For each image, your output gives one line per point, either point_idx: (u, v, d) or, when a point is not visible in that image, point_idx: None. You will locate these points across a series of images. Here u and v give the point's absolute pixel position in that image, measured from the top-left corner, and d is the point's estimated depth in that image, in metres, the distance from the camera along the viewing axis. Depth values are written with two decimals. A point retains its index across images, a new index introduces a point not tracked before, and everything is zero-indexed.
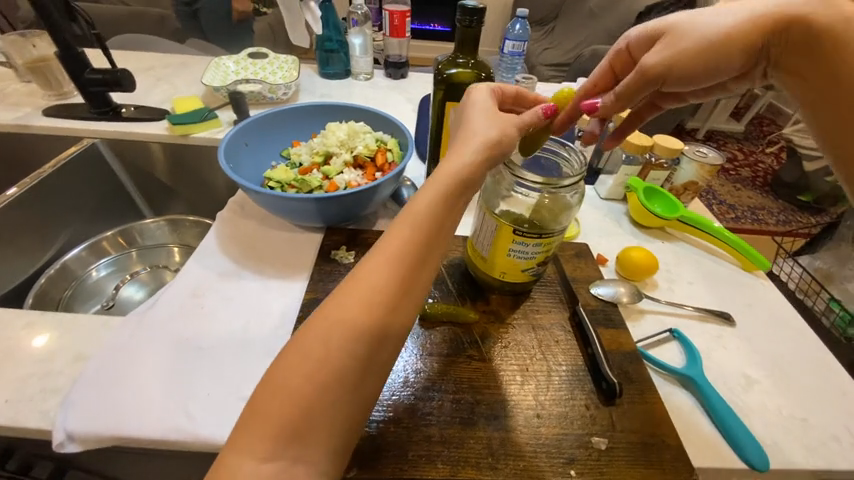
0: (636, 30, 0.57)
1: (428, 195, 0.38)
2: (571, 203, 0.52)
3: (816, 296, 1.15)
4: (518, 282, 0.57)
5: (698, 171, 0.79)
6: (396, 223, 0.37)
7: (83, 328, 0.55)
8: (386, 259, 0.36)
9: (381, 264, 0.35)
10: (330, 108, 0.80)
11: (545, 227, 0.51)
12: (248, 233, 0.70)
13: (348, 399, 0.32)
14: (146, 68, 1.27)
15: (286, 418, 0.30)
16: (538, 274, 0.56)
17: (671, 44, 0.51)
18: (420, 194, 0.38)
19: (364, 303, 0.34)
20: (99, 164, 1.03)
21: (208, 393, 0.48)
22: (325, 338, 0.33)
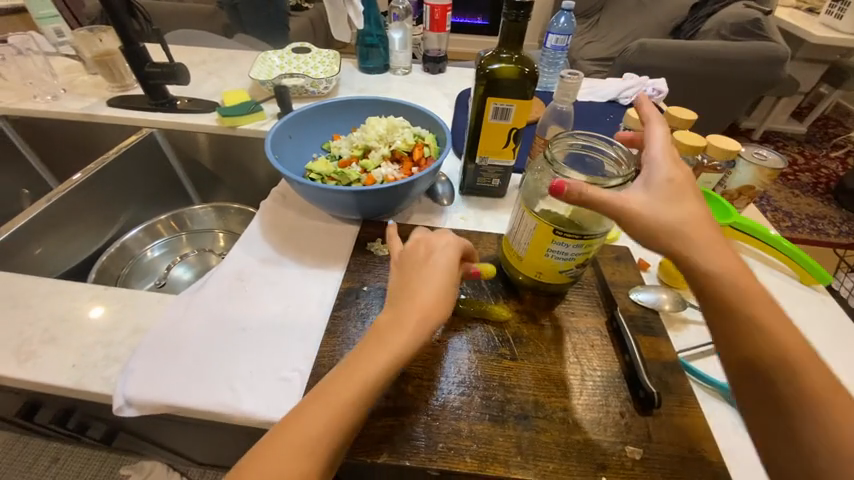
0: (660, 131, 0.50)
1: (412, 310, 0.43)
2: None
3: None
4: (553, 283, 0.56)
5: (756, 175, 0.73)
6: (387, 328, 0.42)
7: (140, 303, 0.60)
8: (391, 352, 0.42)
9: (368, 365, 0.41)
10: (370, 103, 0.81)
11: (588, 229, 0.49)
12: (289, 222, 0.73)
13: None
14: (198, 61, 1.34)
15: None
16: (575, 275, 0.55)
17: (677, 198, 0.43)
18: (432, 281, 0.45)
19: (347, 402, 0.39)
20: (154, 152, 1.10)
21: (250, 372, 0.51)
22: (301, 439, 0.37)
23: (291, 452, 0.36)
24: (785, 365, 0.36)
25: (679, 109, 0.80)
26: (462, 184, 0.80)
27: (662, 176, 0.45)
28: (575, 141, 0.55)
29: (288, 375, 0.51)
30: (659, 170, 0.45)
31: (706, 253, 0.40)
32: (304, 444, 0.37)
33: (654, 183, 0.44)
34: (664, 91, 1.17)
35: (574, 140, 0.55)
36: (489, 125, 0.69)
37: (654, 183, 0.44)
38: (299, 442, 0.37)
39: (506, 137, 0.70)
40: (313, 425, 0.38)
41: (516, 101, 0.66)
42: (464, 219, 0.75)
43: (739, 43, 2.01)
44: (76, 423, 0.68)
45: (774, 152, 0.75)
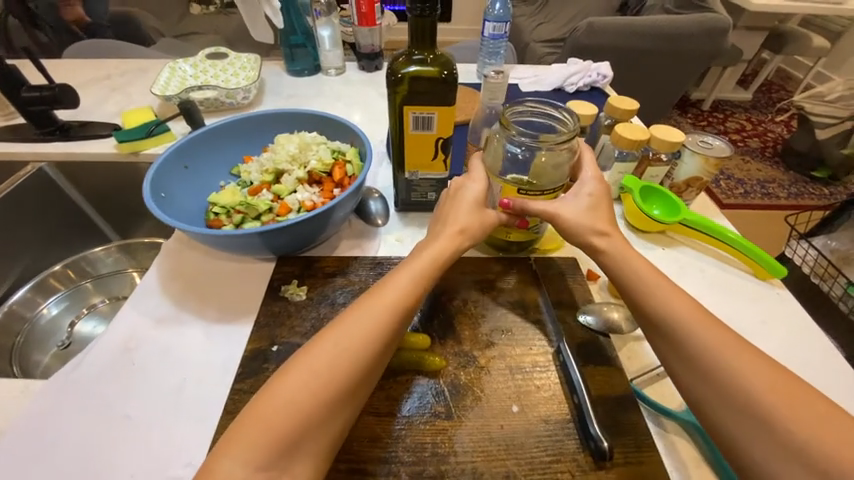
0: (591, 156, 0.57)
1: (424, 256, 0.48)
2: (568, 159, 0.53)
3: (833, 281, 1.06)
4: (524, 240, 0.59)
5: (701, 166, 0.69)
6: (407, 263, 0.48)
7: (1, 395, 0.49)
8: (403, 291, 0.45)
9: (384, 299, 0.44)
10: (281, 116, 0.71)
11: (546, 187, 0.53)
12: (193, 268, 0.62)
13: (316, 437, 0.36)
14: (100, 77, 1.18)
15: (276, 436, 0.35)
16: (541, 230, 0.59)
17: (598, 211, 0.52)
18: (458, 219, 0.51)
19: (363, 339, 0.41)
20: (50, 189, 0.95)
21: (130, 475, 0.42)
22: (342, 344, 0.40)
23: (327, 361, 0.39)
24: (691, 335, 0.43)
25: (622, 99, 0.75)
26: (395, 200, 0.72)
27: (587, 190, 0.54)
28: (526, 107, 0.54)
29: (178, 473, 0.42)
30: (583, 186, 0.54)
31: (622, 257, 0.50)
32: (342, 350, 0.40)
33: (579, 196, 0.53)
34: (609, 75, 1.12)
35: (525, 105, 0.54)
36: (412, 137, 0.61)
37: (580, 196, 0.53)
38: (338, 347, 0.40)
39: (434, 148, 0.62)
40: (352, 334, 0.41)
41: (438, 108, 0.57)
42: (399, 242, 0.67)
43: (683, 17, 2.00)
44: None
45: (721, 139, 0.71)
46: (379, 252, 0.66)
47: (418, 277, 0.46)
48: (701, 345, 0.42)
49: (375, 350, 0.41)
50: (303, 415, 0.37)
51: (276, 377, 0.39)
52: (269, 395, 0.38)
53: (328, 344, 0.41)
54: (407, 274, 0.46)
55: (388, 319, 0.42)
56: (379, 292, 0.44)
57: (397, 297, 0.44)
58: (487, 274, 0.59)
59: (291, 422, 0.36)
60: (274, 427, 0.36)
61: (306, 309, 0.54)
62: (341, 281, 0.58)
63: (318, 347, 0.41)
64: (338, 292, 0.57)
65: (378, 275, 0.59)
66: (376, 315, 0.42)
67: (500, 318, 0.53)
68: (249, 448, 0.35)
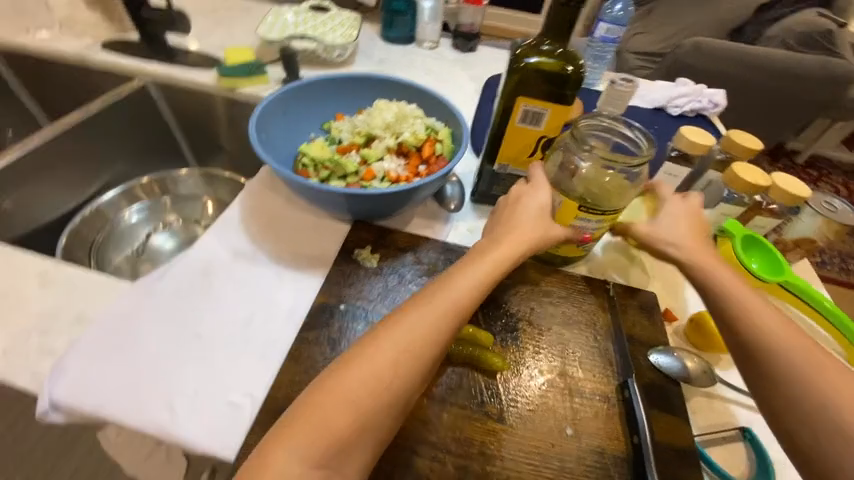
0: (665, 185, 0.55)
1: (487, 263, 0.45)
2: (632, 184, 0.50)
3: None
4: (571, 255, 0.57)
5: (820, 228, 0.62)
6: (465, 266, 0.45)
7: (92, 286, 0.53)
8: (464, 297, 0.43)
9: (441, 304, 0.42)
10: (381, 82, 0.70)
11: (610, 207, 0.50)
12: (272, 211, 0.64)
13: (369, 435, 0.37)
14: (208, 9, 1.22)
15: (334, 427, 0.36)
16: (589, 249, 0.57)
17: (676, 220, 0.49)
18: (519, 233, 0.48)
19: (423, 342, 0.40)
20: (148, 106, 1.00)
21: (194, 391, 0.44)
22: (399, 346, 0.39)
23: (384, 361, 0.38)
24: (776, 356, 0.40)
25: (743, 136, 0.68)
26: (474, 189, 0.70)
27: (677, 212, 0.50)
28: (596, 122, 0.51)
29: (237, 399, 0.44)
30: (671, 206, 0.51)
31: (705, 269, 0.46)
32: (396, 352, 0.39)
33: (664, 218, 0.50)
34: (720, 105, 1.03)
35: (596, 120, 0.51)
36: (515, 129, 0.58)
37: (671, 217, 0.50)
38: (395, 348, 0.39)
39: (533, 145, 0.59)
40: (406, 337, 0.40)
41: (552, 105, 0.54)
42: (470, 232, 0.66)
43: (807, 58, 1.79)
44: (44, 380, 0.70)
45: (847, 203, 0.63)
46: (450, 237, 0.65)
47: (480, 281, 0.44)
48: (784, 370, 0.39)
49: (427, 356, 0.40)
50: (357, 415, 0.36)
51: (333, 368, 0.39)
52: (329, 385, 0.37)
53: (386, 344, 0.39)
54: (468, 277, 0.44)
55: (445, 325, 0.41)
56: (430, 299, 0.42)
57: (459, 301, 0.42)
58: (559, 286, 0.57)
59: (350, 418, 0.36)
60: (334, 420, 0.36)
61: (374, 277, 0.54)
62: (411, 258, 0.58)
63: (376, 342, 0.40)
64: (407, 267, 0.57)
65: (447, 259, 0.59)
66: (436, 317, 0.41)
67: (564, 335, 0.51)
68: (312, 437, 0.35)
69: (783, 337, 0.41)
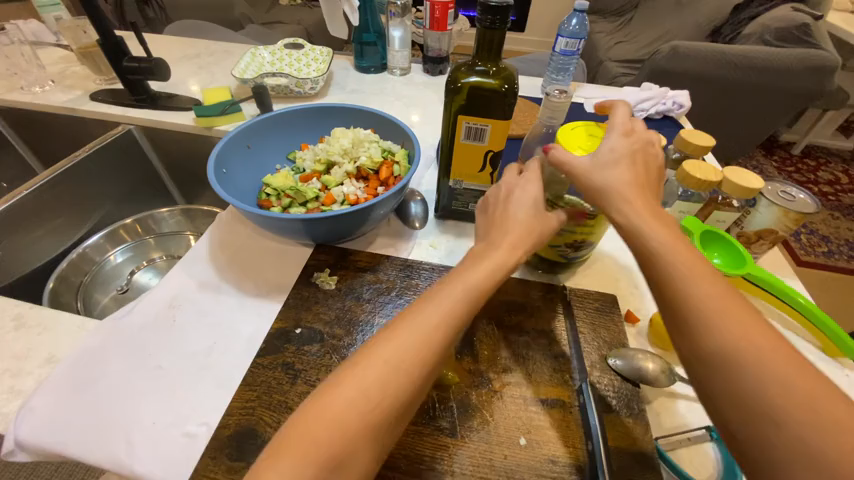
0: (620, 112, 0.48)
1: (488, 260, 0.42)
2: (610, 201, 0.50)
3: None
4: (550, 255, 0.59)
5: (780, 218, 0.62)
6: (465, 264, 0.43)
7: (62, 327, 0.55)
8: (465, 302, 0.40)
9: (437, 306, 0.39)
10: (340, 111, 0.73)
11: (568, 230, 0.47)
12: (239, 241, 0.67)
13: (365, 450, 0.34)
14: (192, 55, 1.30)
15: (327, 447, 0.33)
16: (569, 254, 0.58)
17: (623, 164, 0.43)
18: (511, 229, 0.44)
19: (420, 352, 0.37)
20: (134, 149, 1.05)
21: (153, 421, 0.45)
22: (395, 358, 0.36)
23: (378, 377, 0.36)
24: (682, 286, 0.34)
25: (699, 133, 0.68)
26: (436, 205, 0.72)
27: (610, 144, 0.44)
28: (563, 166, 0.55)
29: (193, 429, 0.44)
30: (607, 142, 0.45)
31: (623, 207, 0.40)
32: (390, 365, 0.36)
33: (599, 153, 0.43)
34: (687, 105, 1.03)
35: None
36: (462, 146, 0.60)
37: (615, 146, 0.44)
38: (384, 363, 0.36)
39: (483, 160, 0.61)
40: (399, 348, 0.37)
41: (493, 121, 0.56)
42: (433, 248, 0.67)
43: (781, 51, 1.80)
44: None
45: (806, 193, 0.63)
46: (411, 255, 0.66)
47: (479, 287, 0.40)
48: (696, 302, 0.33)
49: (420, 366, 0.37)
50: (347, 437, 0.33)
51: (320, 391, 0.36)
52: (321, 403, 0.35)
53: (384, 353, 0.37)
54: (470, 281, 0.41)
55: (445, 333, 0.38)
56: (426, 306, 0.40)
57: (458, 309, 0.39)
58: (518, 295, 0.57)
59: (340, 439, 0.33)
60: (324, 446, 0.33)
61: (332, 299, 0.56)
62: (370, 277, 0.59)
63: (374, 351, 0.37)
64: (365, 287, 0.58)
65: (406, 278, 0.60)
66: (435, 321, 0.38)
67: (518, 343, 0.52)
68: (301, 464, 0.32)
69: (684, 259, 0.35)
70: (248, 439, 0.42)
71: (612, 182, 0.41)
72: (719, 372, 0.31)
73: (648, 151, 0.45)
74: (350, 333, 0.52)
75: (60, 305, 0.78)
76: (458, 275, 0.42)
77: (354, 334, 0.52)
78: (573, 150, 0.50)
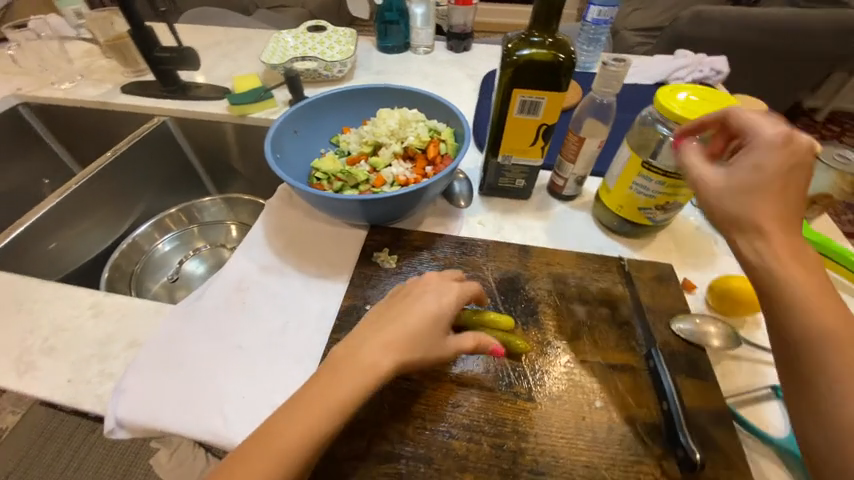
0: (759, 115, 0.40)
1: (378, 342, 0.42)
2: None
3: None
4: (633, 219, 0.62)
5: (837, 182, 0.61)
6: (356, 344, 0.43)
7: (137, 312, 0.57)
8: (354, 389, 0.39)
9: (331, 393, 0.39)
10: (383, 92, 0.73)
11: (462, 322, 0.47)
12: (292, 225, 0.68)
13: None
14: (212, 43, 1.29)
15: None
16: (654, 219, 0.61)
17: (764, 187, 0.37)
18: (400, 311, 0.44)
19: (306, 434, 0.37)
20: (168, 141, 1.06)
21: (243, 397, 0.47)
22: (289, 438, 0.37)
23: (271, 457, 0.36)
24: (796, 336, 0.34)
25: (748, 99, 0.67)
26: (482, 183, 0.72)
27: (756, 159, 0.38)
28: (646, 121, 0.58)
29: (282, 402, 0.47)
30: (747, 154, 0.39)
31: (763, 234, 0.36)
32: (284, 448, 0.37)
33: (734, 173, 0.39)
34: (724, 72, 1.00)
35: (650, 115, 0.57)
36: (515, 121, 0.60)
37: (760, 163, 0.37)
38: (354, 376, 0.40)
39: (535, 134, 0.61)
40: (367, 363, 0.40)
41: (548, 93, 0.56)
42: (482, 225, 0.68)
43: (809, 12, 1.72)
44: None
45: None
46: (462, 233, 0.67)
47: (374, 370, 0.40)
48: (824, 364, 0.33)
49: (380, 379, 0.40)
50: None
51: (295, 398, 0.40)
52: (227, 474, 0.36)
53: (281, 432, 0.38)
54: (374, 358, 0.40)
55: (334, 419, 0.38)
56: (395, 321, 0.43)
57: (354, 388, 0.39)
58: (573, 268, 0.59)
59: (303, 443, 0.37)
60: (289, 445, 0.37)
61: (395, 277, 0.58)
62: (428, 255, 0.61)
63: (272, 427, 0.38)
64: (425, 264, 0.59)
65: (462, 254, 0.61)
66: (327, 407, 0.38)
67: (580, 314, 0.53)
68: None
69: (812, 311, 0.34)
70: None
71: (747, 211, 0.37)
72: (825, 435, 0.32)
73: (807, 158, 0.37)
74: None
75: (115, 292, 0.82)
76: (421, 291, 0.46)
77: None
78: (675, 111, 0.51)
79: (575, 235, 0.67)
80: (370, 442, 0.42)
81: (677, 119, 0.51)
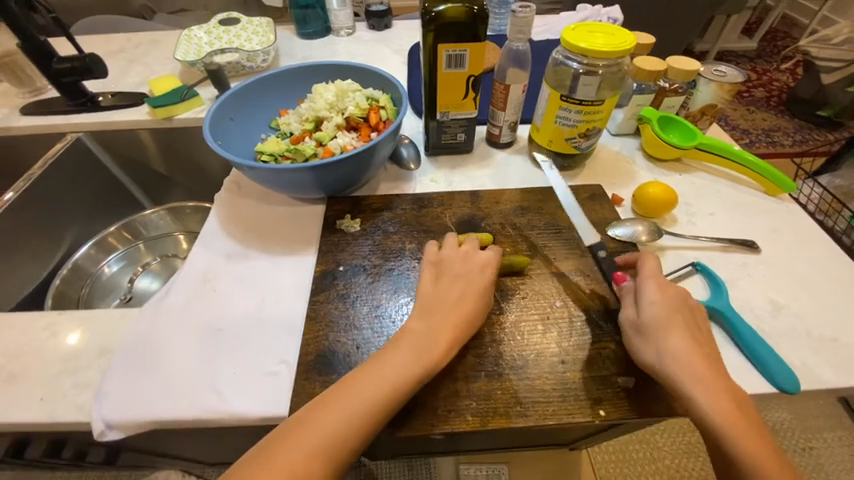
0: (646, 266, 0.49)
1: (460, 301, 0.47)
2: (606, 88, 0.62)
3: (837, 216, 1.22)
4: (562, 150, 0.70)
5: (716, 92, 0.73)
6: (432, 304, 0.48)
7: (102, 322, 0.55)
8: (439, 348, 0.44)
9: (422, 344, 0.44)
10: (314, 69, 0.74)
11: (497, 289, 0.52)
12: (248, 212, 0.68)
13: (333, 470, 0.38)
14: (116, 50, 1.19)
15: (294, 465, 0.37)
16: (579, 147, 0.68)
17: (669, 323, 0.44)
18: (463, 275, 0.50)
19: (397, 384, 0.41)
20: (87, 159, 0.99)
21: (234, 372, 0.48)
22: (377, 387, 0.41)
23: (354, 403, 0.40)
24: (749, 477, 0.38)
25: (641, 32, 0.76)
26: (426, 144, 0.76)
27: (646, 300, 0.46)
28: (556, 61, 0.64)
29: (275, 368, 0.48)
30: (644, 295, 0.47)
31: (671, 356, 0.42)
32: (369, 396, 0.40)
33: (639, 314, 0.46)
34: (620, 19, 1.10)
35: (558, 55, 0.64)
36: (445, 76, 0.65)
37: (650, 303, 0.46)
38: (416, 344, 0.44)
39: (465, 86, 0.66)
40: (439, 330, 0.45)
41: (470, 45, 0.61)
42: (434, 181, 0.72)
43: None
44: (71, 448, 0.70)
45: (733, 67, 0.74)
46: (417, 190, 0.71)
47: (461, 327, 0.46)
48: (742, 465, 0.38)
49: (448, 344, 0.44)
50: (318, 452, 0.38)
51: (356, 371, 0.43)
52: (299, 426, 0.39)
53: (367, 380, 0.41)
54: (457, 313, 0.46)
55: (424, 366, 0.43)
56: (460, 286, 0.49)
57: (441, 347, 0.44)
58: (520, 201, 0.65)
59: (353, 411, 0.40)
60: (353, 410, 0.40)
61: (361, 238, 0.60)
62: (388, 214, 0.64)
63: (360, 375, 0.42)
64: (387, 223, 0.63)
65: (421, 208, 0.65)
66: (417, 356, 0.43)
67: (534, 237, 0.59)
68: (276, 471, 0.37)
69: (760, 462, 0.38)
70: (331, 357, 0.48)
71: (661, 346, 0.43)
72: None
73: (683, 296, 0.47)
74: (389, 260, 0.57)
75: (64, 300, 0.80)
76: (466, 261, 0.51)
77: (391, 260, 0.57)
78: (579, 43, 0.58)
79: (518, 175, 0.74)
80: None
81: (582, 52, 0.58)
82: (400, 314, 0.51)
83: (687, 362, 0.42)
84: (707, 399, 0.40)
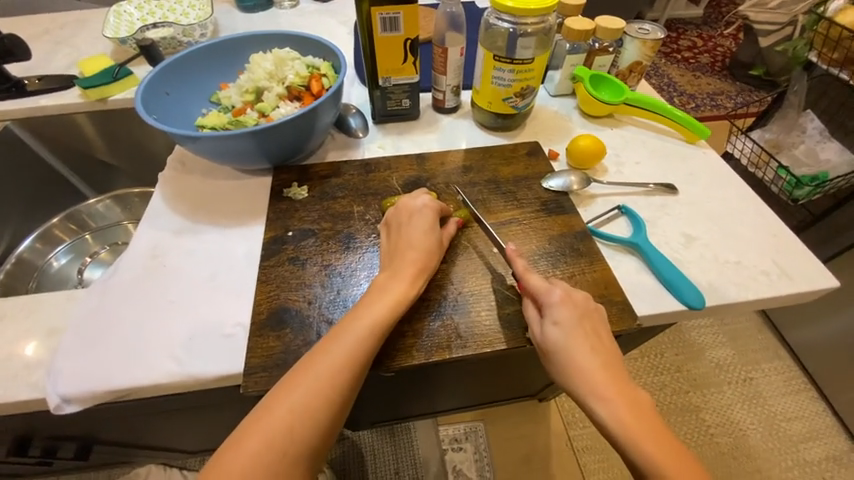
0: (538, 284, 0.48)
1: (413, 251, 0.51)
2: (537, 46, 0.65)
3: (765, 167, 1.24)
4: (502, 111, 0.72)
5: (641, 50, 0.78)
6: (394, 254, 0.52)
7: (47, 304, 0.54)
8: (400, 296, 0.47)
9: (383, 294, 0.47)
10: (250, 39, 0.73)
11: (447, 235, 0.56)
12: (193, 188, 0.68)
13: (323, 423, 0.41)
14: (39, 32, 1.10)
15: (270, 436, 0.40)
16: (517, 107, 0.71)
17: (587, 337, 0.45)
18: (414, 226, 0.53)
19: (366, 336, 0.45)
20: (19, 148, 0.93)
21: (189, 337, 0.50)
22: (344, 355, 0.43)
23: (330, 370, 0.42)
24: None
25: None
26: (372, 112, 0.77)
27: (554, 317, 0.46)
28: (488, 23, 0.66)
29: (230, 330, 0.50)
30: (549, 313, 0.46)
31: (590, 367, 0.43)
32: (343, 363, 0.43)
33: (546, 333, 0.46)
34: None
35: (489, 17, 0.66)
36: (382, 40, 0.66)
37: (558, 321, 0.45)
38: (317, 379, 0.42)
39: (403, 50, 0.67)
40: (397, 274, 0.49)
41: (402, 8, 0.63)
42: (382, 148, 0.74)
43: None
44: (39, 441, 0.69)
45: (656, 25, 0.79)
46: (365, 155, 0.72)
47: (421, 272, 0.50)
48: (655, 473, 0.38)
49: (411, 287, 0.48)
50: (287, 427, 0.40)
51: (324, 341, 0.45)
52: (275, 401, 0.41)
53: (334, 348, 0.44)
54: (416, 262, 0.50)
55: (391, 314, 0.46)
56: (410, 230, 0.53)
57: (401, 297, 0.47)
58: (463, 162, 0.68)
59: (274, 457, 0.39)
60: (324, 375, 0.42)
61: (310, 204, 0.62)
62: (336, 180, 0.65)
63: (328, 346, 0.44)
64: (335, 188, 0.64)
65: (368, 173, 0.67)
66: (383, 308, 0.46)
67: (474, 193, 0.63)
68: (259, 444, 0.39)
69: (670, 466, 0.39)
70: (284, 314, 0.50)
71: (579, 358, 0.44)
72: None
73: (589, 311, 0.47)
74: (337, 223, 0.59)
75: (11, 290, 0.77)
76: (410, 209, 0.55)
77: (340, 224, 0.59)
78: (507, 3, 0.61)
79: (463, 137, 0.76)
80: (319, 328, 0.49)
81: (510, 11, 0.61)
82: (348, 272, 0.54)
83: (588, 378, 0.43)
84: (618, 409, 0.41)
